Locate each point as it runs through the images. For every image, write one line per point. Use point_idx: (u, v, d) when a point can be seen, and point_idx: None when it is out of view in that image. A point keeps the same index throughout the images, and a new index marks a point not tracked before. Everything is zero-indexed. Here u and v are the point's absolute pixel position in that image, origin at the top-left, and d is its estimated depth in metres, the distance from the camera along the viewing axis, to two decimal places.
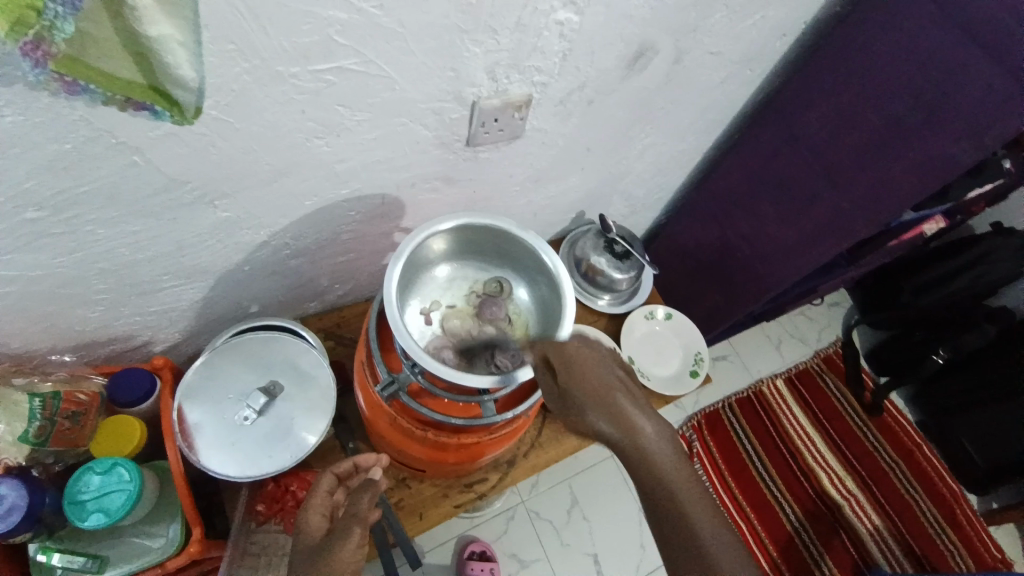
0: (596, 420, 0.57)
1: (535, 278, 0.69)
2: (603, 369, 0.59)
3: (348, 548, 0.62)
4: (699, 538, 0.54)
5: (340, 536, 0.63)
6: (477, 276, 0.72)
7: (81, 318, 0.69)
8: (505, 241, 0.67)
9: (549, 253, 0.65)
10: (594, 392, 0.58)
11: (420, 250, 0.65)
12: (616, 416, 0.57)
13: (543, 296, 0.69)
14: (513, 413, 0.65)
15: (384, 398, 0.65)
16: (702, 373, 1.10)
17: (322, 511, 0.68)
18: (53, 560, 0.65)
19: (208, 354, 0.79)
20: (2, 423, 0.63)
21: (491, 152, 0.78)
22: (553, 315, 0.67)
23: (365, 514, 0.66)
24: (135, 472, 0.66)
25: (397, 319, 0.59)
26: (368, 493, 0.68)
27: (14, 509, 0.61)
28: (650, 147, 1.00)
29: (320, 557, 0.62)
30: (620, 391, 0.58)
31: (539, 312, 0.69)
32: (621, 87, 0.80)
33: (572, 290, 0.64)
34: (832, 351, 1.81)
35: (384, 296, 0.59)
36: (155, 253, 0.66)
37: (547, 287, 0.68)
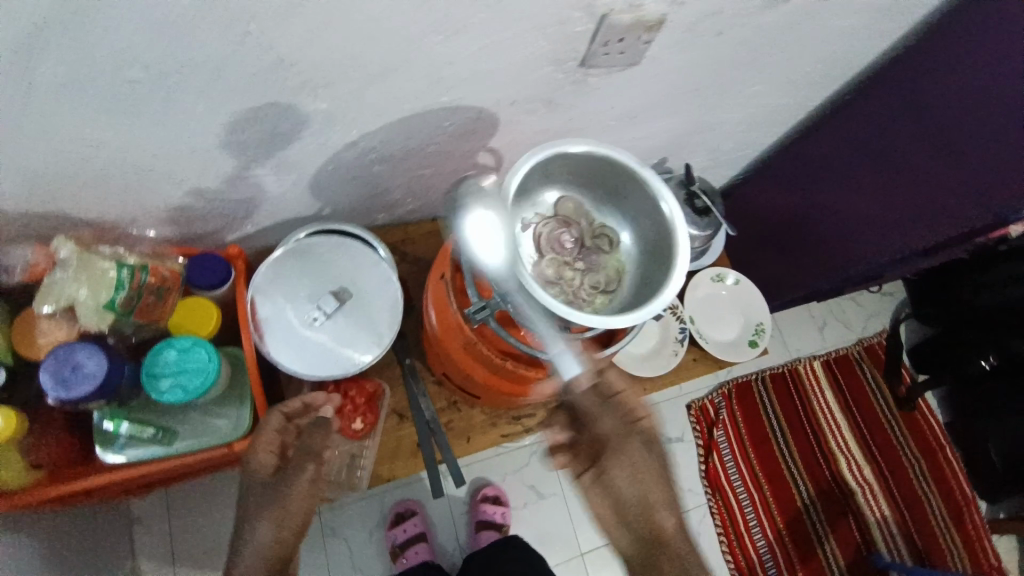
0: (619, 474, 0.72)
1: (646, 222, 0.61)
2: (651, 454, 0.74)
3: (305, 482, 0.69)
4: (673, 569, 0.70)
5: (294, 472, 0.69)
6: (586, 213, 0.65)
7: (163, 196, 0.67)
8: (626, 179, 0.60)
9: (667, 197, 0.57)
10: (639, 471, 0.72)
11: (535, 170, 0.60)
12: (647, 484, 0.73)
13: (649, 243, 0.61)
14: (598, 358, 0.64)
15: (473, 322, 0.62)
16: (761, 344, 1.05)
17: (271, 448, 0.68)
18: (121, 429, 0.67)
19: (280, 252, 0.78)
20: (83, 288, 0.62)
21: (601, 78, 0.72)
22: (659, 269, 0.59)
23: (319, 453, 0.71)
24: (214, 354, 0.67)
25: (505, 240, 0.54)
26: (320, 430, 0.72)
27: (90, 376, 0.61)
28: (755, 97, 0.92)
29: (279, 491, 0.68)
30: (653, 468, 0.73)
31: (641, 262, 0.62)
32: (753, 23, 0.72)
33: (685, 241, 0.56)
34: (876, 341, 1.77)
35: (496, 213, 0.54)
36: (246, 139, 0.63)
37: (656, 233, 0.60)
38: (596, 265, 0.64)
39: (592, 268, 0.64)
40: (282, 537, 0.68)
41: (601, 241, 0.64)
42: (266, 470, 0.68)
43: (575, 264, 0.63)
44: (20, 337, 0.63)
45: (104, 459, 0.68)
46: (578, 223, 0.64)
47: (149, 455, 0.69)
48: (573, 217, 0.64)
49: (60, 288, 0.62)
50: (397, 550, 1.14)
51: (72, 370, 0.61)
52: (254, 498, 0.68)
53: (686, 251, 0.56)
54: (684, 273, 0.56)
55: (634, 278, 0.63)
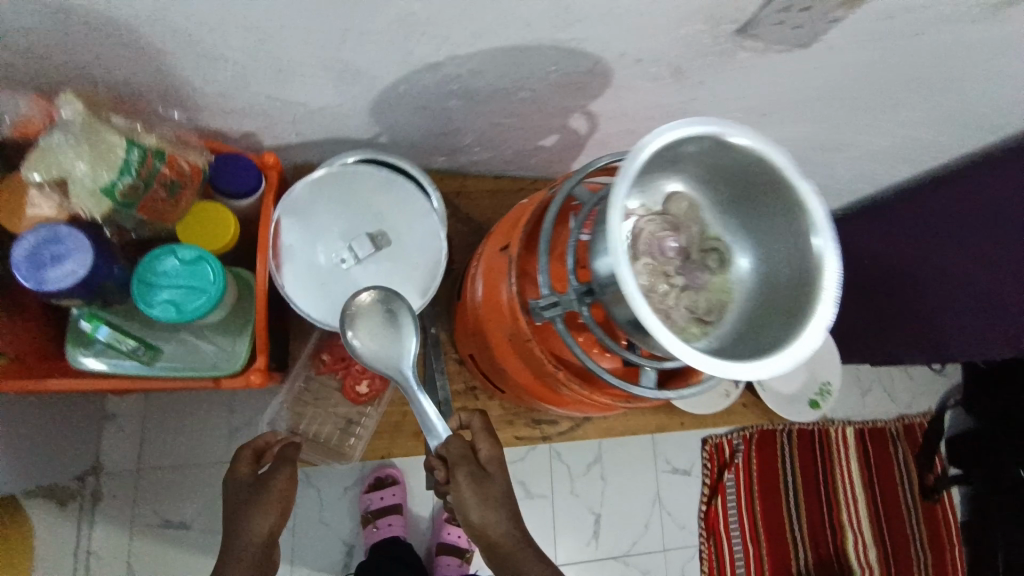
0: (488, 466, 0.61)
1: (776, 249, 0.48)
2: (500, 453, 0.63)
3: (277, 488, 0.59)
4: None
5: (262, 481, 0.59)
6: (701, 218, 0.51)
7: (204, 77, 0.55)
8: (774, 192, 0.46)
9: (823, 229, 0.44)
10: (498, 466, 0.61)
11: (664, 151, 0.46)
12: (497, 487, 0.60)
13: (773, 276, 0.48)
14: (676, 394, 0.51)
15: (535, 315, 0.50)
16: (823, 408, 0.93)
17: (246, 460, 0.63)
18: (99, 334, 0.57)
19: (322, 174, 0.66)
20: (84, 163, 0.50)
21: (752, 56, 0.57)
22: (783, 315, 0.46)
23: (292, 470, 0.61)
24: (219, 276, 0.56)
25: (615, 232, 0.41)
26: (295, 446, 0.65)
27: (69, 267, 0.51)
28: (908, 125, 0.77)
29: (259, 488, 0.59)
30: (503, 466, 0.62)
31: (757, 296, 0.49)
32: (961, 30, 0.57)
33: (833, 290, 0.43)
34: (918, 420, 1.63)
35: (613, 195, 0.41)
36: (314, 29, 0.50)
37: (789, 268, 0.47)
38: (697, 283, 0.51)
39: (691, 286, 0.50)
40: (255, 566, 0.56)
41: (709, 256, 0.51)
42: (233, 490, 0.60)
43: (673, 276, 0.50)
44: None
45: (84, 365, 0.60)
46: (689, 228, 0.51)
47: (133, 371, 0.61)
48: (684, 219, 0.51)
49: (55, 156, 0.50)
50: (368, 517, 1.04)
51: (49, 255, 0.51)
52: (238, 500, 0.59)
53: (830, 303, 0.43)
54: (822, 331, 0.43)
55: (739, 313, 0.50)
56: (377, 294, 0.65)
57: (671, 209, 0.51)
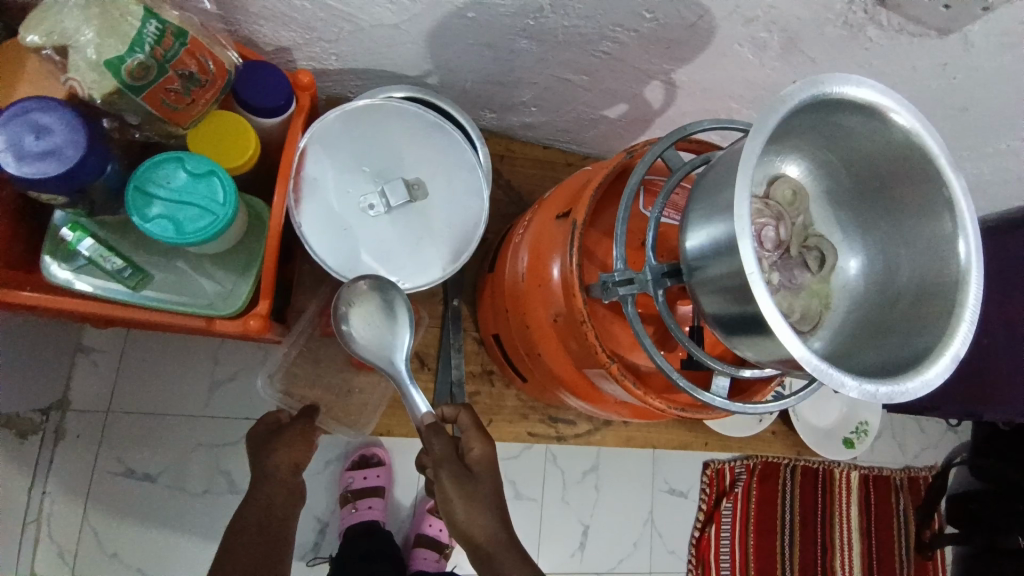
0: (472, 462, 0.53)
1: (895, 254, 0.39)
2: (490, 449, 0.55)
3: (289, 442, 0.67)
4: None
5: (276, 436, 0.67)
6: (806, 209, 0.42)
7: None
8: (910, 187, 0.38)
9: (969, 233, 0.36)
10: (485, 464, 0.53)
11: (799, 114, 0.37)
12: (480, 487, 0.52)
13: (886, 286, 0.40)
14: (753, 410, 0.43)
15: (601, 292, 0.42)
16: (857, 448, 0.84)
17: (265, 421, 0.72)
18: (82, 246, 0.49)
19: (364, 105, 0.57)
20: (91, 31, 0.43)
21: (878, 34, 0.50)
22: (901, 333, 0.37)
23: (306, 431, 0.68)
24: (230, 200, 0.48)
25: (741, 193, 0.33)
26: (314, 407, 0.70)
27: (54, 155, 0.43)
28: (1015, 153, 0.69)
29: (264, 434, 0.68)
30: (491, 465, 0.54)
31: (865, 312, 0.40)
32: None
33: (974, 310, 0.35)
34: (922, 474, 1.57)
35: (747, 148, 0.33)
36: None
37: (913, 279, 0.38)
38: (794, 284, 0.41)
39: (786, 287, 0.40)
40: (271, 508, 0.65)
41: (811, 253, 0.41)
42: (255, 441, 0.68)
43: (769, 273, 0.40)
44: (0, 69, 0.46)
45: (70, 285, 0.51)
46: (794, 218, 0.41)
47: (130, 298, 0.52)
48: (790, 207, 0.41)
49: (59, 17, 0.43)
50: (349, 496, 0.95)
51: (32, 138, 0.42)
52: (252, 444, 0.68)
53: (968, 325, 0.35)
54: (953, 358, 0.35)
55: (835, 326, 0.41)
56: (373, 282, 0.57)
57: (777, 192, 0.41)
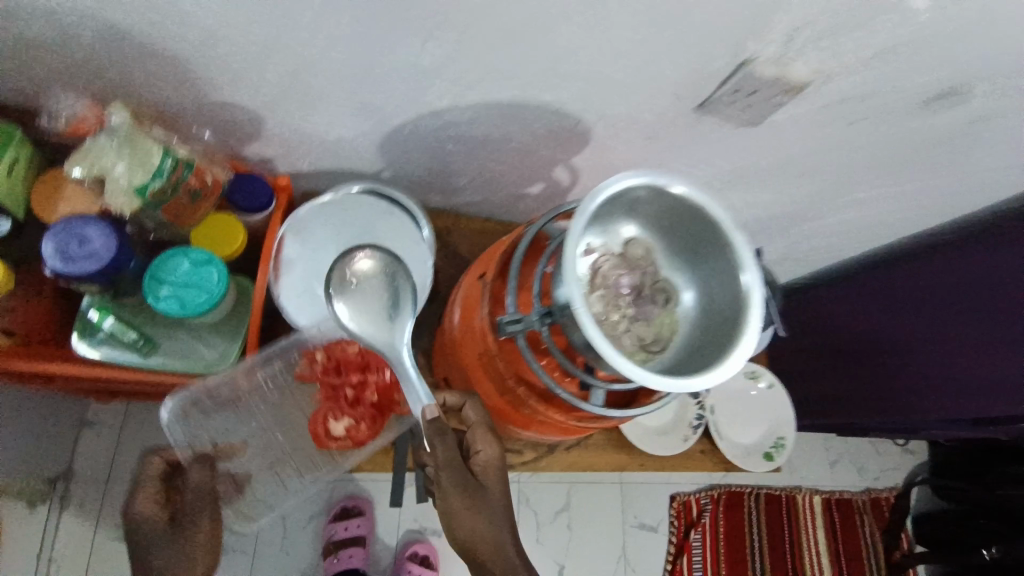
0: (475, 462, 0.63)
1: (714, 284, 0.55)
2: (490, 450, 0.63)
3: (204, 535, 0.63)
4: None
5: (189, 525, 0.63)
6: (654, 258, 0.58)
7: (235, 104, 0.62)
8: (712, 236, 0.53)
9: (750, 268, 0.51)
10: (484, 467, 0.63)
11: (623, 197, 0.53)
12: (477, 489, 0.62)
13: (710, 308, 0.55)
14: (624, 413, 0.56)
15: (501, 331, 0.56)
16: (777, 460, 0.96)
17: (152, 496, 0.64)
18: (106, 322, 0.63)
19: (329, 198, 0.74)
20: (122, 164, 0.57)
21: (712, 128, 0.67)
22: (715, 342, 0.52)
23: (212, 486, 0.65)
24: (224, 282, 0.62)
25: (568, 262, 0.48)
26: (199, 465, 0.64)
27: (93, 257, 0.57)
28: (863, 202, 0.84)
29: (171, 548, 0.62)
30: (490, 468, 0.63)
31: (698, 328, 0.55)
32: (896, 124, 0.66)
33: (755, 323, 0.50)
34: (884, 496, 1.64)
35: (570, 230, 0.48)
36: (338, 71, 0.58)
37: (724, 303, 0.53)
38: (647, 316, 0.57)
39: (641, 318, 0.57)
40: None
41: (659, 292, 0.57)
42: (150, 540, 0.62)
43: (624, 309, 0.56)
44: (43, 192, 0.60)
45: (89, 350, 0.63)
46: (645, 267, 0.57)
47: (141, 362, 0.65)
48: (640, 259, 0.57)
49: (97, 155, 0.57)
50: (331, 547, 1.03)
51: (77, 245, 0.57)
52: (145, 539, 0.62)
53: (752, 334, 0.49)
54: (743, 358, 0.49)
55: (683, 341, 0.56)
56: (375, 253, 0.70)
57: (628, 249, 0.57)
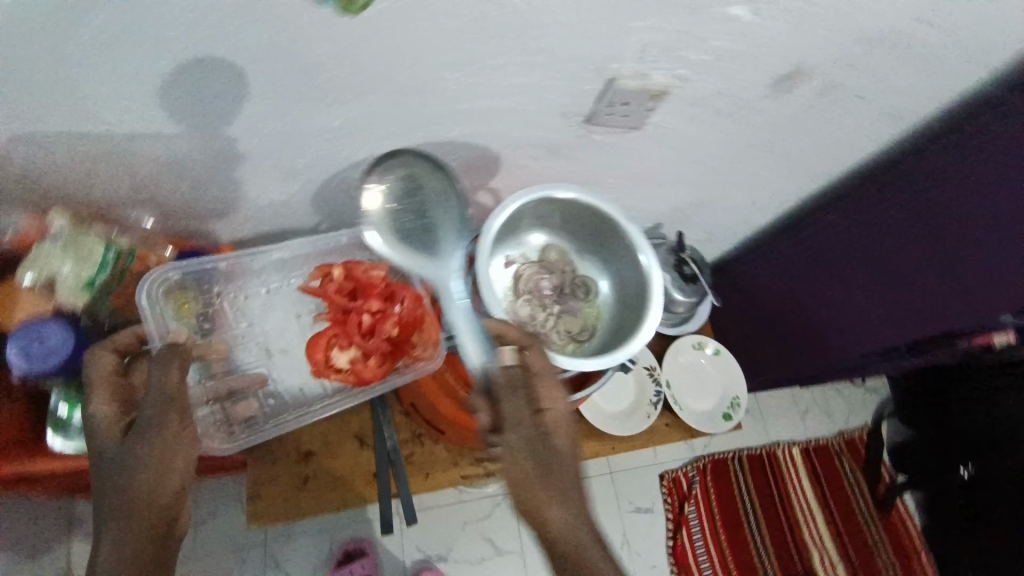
0: (550, 416, 0.56)
1: (624, 271, 0.65)
2: (565, 408, 0.58)
3: (174, 437, 0.55)
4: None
5: (150, 430, 0.54)
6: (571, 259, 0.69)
7: (170, 190, 0.68)
8: (613, 231, 0.63)
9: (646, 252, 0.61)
10: (553, 424, 0.56)
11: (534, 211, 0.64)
12: (548, 450, 0.55)
13: (624, 293, 0.65)
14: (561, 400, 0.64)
15: None
16: (735, 418, 1.07)
17: (111, 400, 0.58)
18: (76, 414, 0.66)
19: (270, 259, 0.79)
20: (68, 264, 0.65)
21: (604, 136, 0.75)
22: (631, 318, 0.62)
23: (180, 388, 0.57)
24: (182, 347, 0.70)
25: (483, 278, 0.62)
26: (177, 364, 0.57)
27: (54, 352, 0.63)
28: (758, 175, 0.93)
29: (118, 468, 0.53)
30: (564, 430, 0.57)
31: (616, 311, 0.65)
32: (758, 106, 0.75)
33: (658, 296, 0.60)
34: (857, 436, 1.74)
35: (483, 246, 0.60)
36: (259, 144, 0.64)
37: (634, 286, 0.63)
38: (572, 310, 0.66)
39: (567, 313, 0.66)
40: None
41: (579, 289, 0.67)
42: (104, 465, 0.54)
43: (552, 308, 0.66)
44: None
45: (65, 444, 0.67)
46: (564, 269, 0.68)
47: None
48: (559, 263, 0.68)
49: (45, 260, 0.64)
50: None
51: (37, 344, 0.63)
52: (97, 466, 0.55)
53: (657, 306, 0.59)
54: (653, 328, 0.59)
55: (607, 325, 0.66)
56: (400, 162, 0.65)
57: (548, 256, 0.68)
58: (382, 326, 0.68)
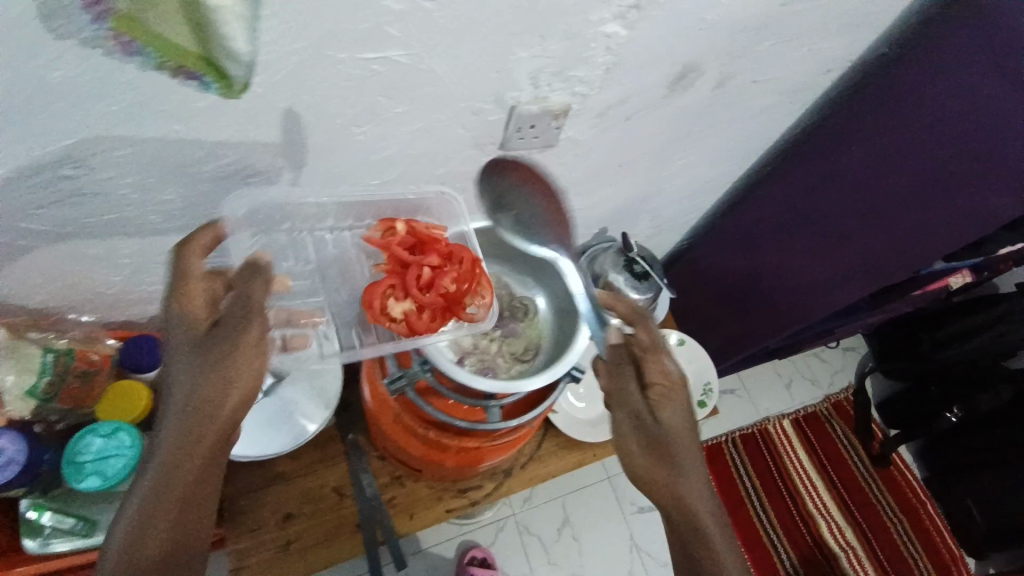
0: (665, 367, 0.62)
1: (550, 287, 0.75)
2: (672, 364, 0.62)
3: (248, 356, 0.51)
4: (702, 527, 0.53)
5: (233, 333, 0.51)
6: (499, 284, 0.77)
7: (105, 281, 0.69)
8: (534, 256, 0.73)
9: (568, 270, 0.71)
10: (670, 379, 0.61)
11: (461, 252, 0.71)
12: (669, 401, 0.60)
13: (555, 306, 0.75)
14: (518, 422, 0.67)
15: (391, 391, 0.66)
16: (710, 405, 1.09)
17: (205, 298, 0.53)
18: (45, 518, 0.67)
19: None
20: (10, 373, 0.64)
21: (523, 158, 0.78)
22: (565, 328, 0.73)
23: (262, 305, 0.54)
24: (136, 439, 0.67)
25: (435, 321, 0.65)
26: (262, 278, 0.54)
27: (11, 463, 0.62)
28: (684, 169, 0.97)
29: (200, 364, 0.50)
30: (677, 385, 0.61)
31: (552, 323, 0.76)
32: (661, 106, 0.78)
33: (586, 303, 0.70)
34: (843, 397, 1.76)
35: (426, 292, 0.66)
36: (184, 224, 0.66)
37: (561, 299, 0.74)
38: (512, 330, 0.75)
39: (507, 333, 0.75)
40: (138, 539, 0.46)
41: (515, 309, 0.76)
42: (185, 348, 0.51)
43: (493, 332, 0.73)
44: None
45: (46, 549, 0.67)
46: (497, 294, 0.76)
47: (97, 543, 0.69)
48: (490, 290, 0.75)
49: None
50: None
51: None
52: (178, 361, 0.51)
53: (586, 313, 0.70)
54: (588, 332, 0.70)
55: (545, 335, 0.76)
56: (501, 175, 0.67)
57: None
58: (440, 278, 0.62)
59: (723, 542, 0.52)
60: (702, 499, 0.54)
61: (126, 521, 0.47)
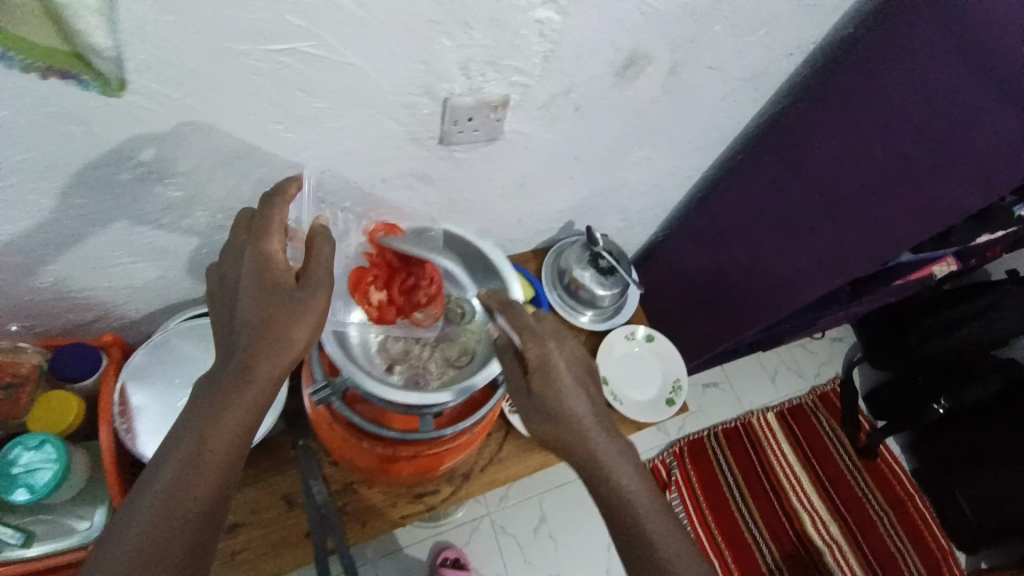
0: (541, 360, 0.61)
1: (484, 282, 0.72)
2: (554, 352, 0.62)
3: (311, 317, 0.54)
4: (622, 489, 0.59)
5: (304, 297, 0.53)
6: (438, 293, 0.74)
7: (30, 289, 0.67)
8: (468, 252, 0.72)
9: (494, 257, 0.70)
10: (547, 368, 0.61)
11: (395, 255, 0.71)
12: (556, 389, 0.61)
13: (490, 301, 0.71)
14: (453, 429, 0.67)
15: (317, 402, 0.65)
16: (679, 402, 1.05)
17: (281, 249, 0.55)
18: None
19: (160, 337, 0.77)
20: None
21: (468, 153, 0.74)
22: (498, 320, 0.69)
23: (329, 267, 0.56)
24: (61, 451, 0.66)
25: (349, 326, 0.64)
26: (331, 242, 0.57)
27: None
28: (645, 161, 0.93)
29: (274, 320, 0.52)
30: (561, 368, 0.61)
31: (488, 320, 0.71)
32: (611, 96, 0.75)
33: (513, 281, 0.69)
34: (830, 389, 1.73)
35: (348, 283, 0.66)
36: (106, 228, 0.63)
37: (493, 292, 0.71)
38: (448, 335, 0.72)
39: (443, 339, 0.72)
40: (179, 487, 0.48)
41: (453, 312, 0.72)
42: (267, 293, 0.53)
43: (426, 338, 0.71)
44: None
45: None
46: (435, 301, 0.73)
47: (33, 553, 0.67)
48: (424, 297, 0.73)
49: None
50: None
51: None
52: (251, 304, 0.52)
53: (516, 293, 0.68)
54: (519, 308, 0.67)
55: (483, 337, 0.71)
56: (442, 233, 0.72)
57: None
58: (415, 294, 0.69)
59: (640, 497, 0.59)
60: (617, 465, 0.60)
61: (166, 473, 0.48)
